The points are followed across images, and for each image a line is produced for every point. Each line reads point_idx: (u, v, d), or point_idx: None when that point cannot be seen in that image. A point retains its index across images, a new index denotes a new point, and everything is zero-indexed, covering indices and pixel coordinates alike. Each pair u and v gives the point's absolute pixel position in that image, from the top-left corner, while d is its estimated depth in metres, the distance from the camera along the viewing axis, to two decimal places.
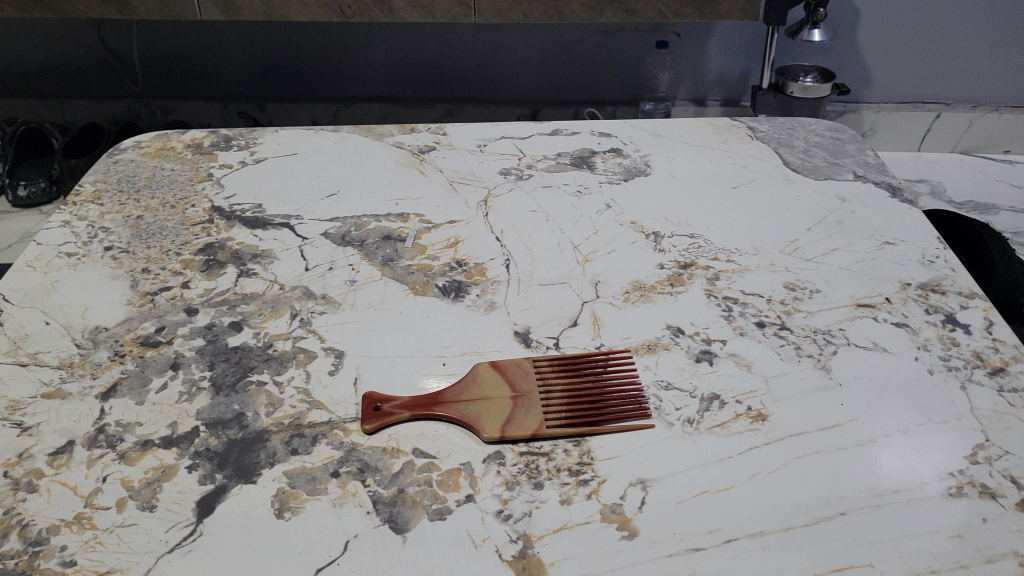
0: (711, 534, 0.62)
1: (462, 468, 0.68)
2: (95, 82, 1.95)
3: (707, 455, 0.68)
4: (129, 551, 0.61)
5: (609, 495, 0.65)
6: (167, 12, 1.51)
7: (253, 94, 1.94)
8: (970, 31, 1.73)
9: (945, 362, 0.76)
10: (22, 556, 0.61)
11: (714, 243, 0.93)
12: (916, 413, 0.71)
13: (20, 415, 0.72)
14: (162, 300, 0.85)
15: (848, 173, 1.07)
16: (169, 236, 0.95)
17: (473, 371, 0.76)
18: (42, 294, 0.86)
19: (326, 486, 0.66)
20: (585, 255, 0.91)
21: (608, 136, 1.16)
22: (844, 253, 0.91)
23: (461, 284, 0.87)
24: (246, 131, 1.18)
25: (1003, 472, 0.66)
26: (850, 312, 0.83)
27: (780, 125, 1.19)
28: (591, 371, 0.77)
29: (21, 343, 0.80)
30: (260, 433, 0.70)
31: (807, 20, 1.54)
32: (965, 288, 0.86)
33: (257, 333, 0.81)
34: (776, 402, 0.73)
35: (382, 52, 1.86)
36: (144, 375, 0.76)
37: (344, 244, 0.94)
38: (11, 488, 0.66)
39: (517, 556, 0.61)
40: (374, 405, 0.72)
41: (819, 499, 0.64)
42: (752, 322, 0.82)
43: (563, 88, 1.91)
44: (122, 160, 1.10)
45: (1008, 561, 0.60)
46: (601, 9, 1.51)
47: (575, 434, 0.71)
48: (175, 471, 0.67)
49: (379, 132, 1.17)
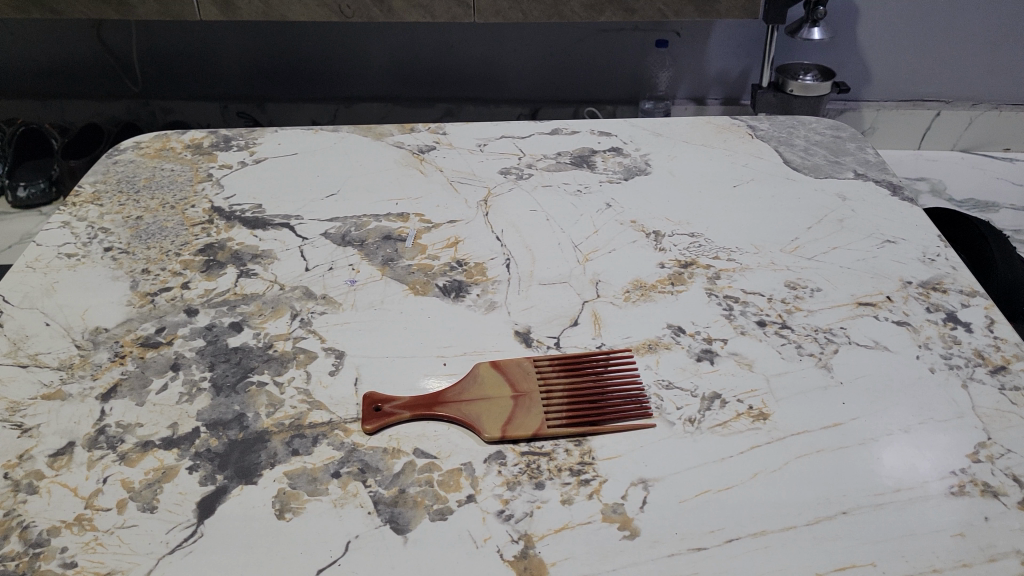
0: (713, 534, 0.62)
1: (463, 468, 0.68)
2: (94, 82, 1.95)
3: (707, 454, 0.68)
4: (129, 552, 0.61)
5: (610, 494, 0.65)
6: (166, 12, 1.51)
7: (253, 93, 1.94)
8: (970, 29, 1.73)
9: (946, 361, 0.76)
10: (22, 558, 0.61)
11: (714, 242, 0.93)
12: (918, 412, 0.71)
13: (20, 416, 0.72)
14: (162, 301, 0.85)
15: (848, 171, 1.06)
16: (169, 237, 0.95)
17: (474, 371, 0.76)
18: (42, 295, 0.86)
19: (326, 486, 0.66)
20: (586, 255, 0.91)
21: (608, 135, 1.16)
22: (845, 252, 0.91)
23: (461, 284, 0.87)
24: (246, 130, 1.18)
25: (1006, 470, 0.66)
26: (851, 311, 0.83)
27: (780, 124, 1.19)
28: (592, 371, 0.76)
29: (22, 344, 0.80)
30: (260, 434, 0.70)
31: (807, 19, 1.54)
32: (966, 286, 0.86)
33: (257, 334, 0.81)
34: (777, 401, 0.73)
35: (381, 53, 1.86)
36: (144, 376, 0.76)
37: (344, 244, 0.93)
38: (11, 489, 0.66)
39: (518, 556, 0.61)
40: (375, 405, 0.72)
41: (821, 499, 0.64)
42: (753, 322, 0.82)
43: (563, 88, 1.91)
44: (121, 160, 1.10)
45: (1010, 560, 0.60)
46: (600, 8, 1.51)
47: (576, 433, 0.71)
48: (175, 472, 0.67)
49: (378, 132, 1.17)
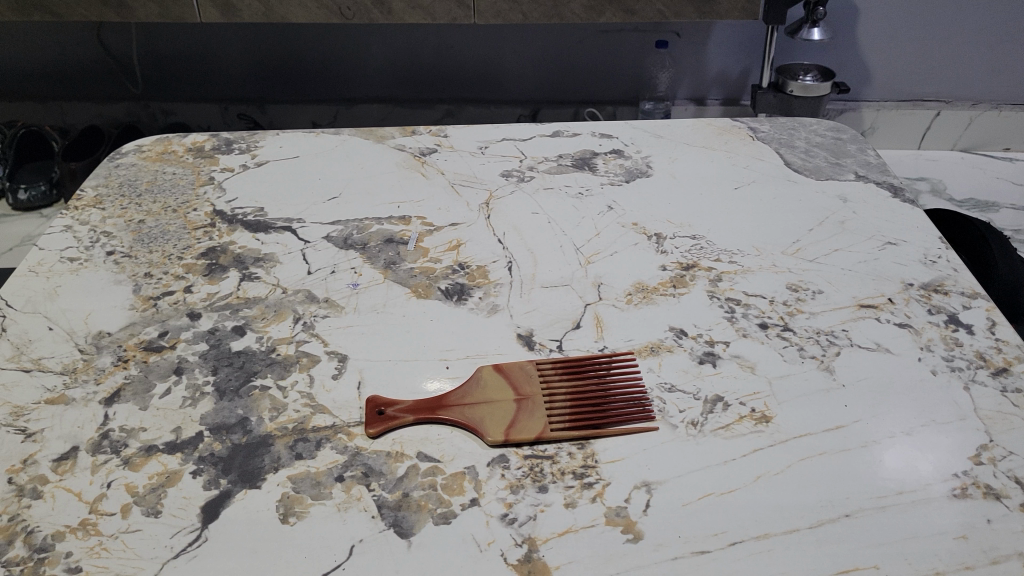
0: (716, 537, 0.62)
1: (467, 471, 0.68)
2: (95, 84, 1.95)
3: (710, 457, 0.68)
4: (133, 557, 0.61)
5: (613, 497, 0.65)
6: (167, 14, 1.51)
7: (254, 95, 1.94)
8: (970, 27, 1.73)
9: (948, 363, 0.76)
10: (27, 563, 0.61)
11: (716, 244, 0.93)
12: (920, 414, 0.72)
13: (24, 421, 0.72)
14: (165, 304, 0.85)
15: (849, 173, 1.07)
16: (171, 240, 0.95)
17: (476, 375, 0.76)
18: (44, 300, 0.86)
19: (330, 490, 0.66)
20: (587, 257, 0.92)
21: (609, 137, 1.16)
22: (847, 254, 0.91)
23: (463, 287, 0.87)
24: (246, 134, 1.18)
25: (1008, 472, 0.66)
26: (852, 313, 0.83)
27: (780, 125, 1.19)
28: (594, 374, 0.76)
29: (24, 349, 0.80)
30: (264, 438, 0.70)
31: (807, 19, 1.54)
32: (968, 288, 0.86)
33: (260, 337, 0.81)
34: (779, 403, 0.73)
35: (381, 53, 1.86)
36: (147, 380, 0.76)
37: (346, 247, 0.94)
38: (15, 494, 0.66)
39: (522, 560, 0.61)
40: (377, 409, 0.72)
41: (825, 501, 0.64)
42: (755, 324, 0.82)
43: (563, 88, 1.91)
44: (123, 164, 1.10)
45: (1013, 562, 0.60)
46: (601, 9, 1.51)
47: (579, 437, 0.71)
48: (179, 477, 0.67)
49: (379, 134, 1.17)
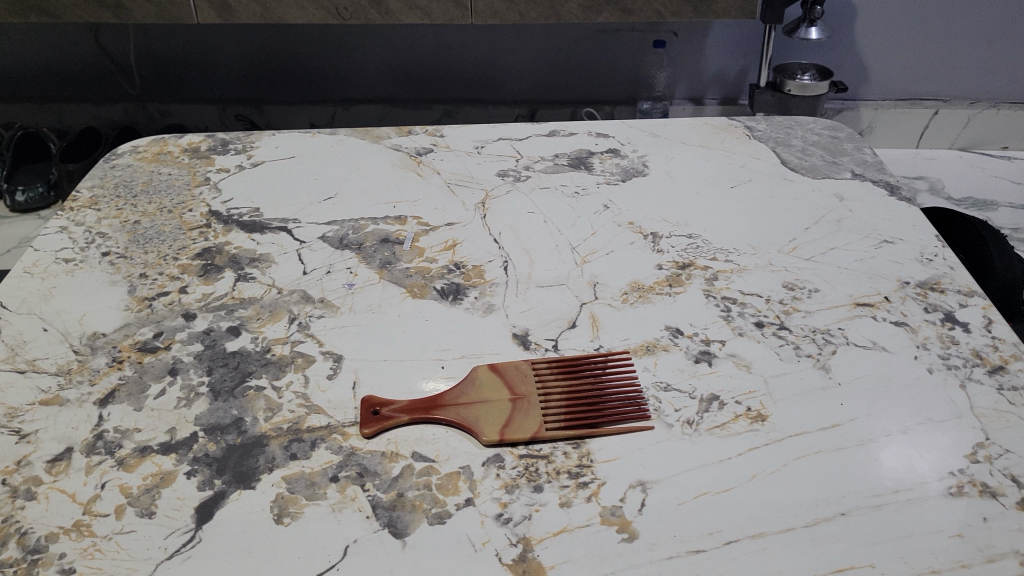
0: (712, 536, 0.62)
1: (462, 471, 0.68)
2: (93, 85, 1.94)
3: (706, 455, 0.68)
4: (127, 558, 0.61)
5: (608, 497, 0.65)
6: (163, 15, 1.51)
7: (252, 95, 1.94)
8: (968, 26, 1.73)
9: (944, 361, 0.76)
10: (21, 564, 0.61)
11: (712, 243, 0.93)
12: (916, 412, 0.71)
13: (18, 422, 0.72)
14: (160, 305, 0.85)
15: (846, 172, 1.06)
16: (166, 241, 0.95)
17: (472, 374, 0.76)
18: (40, 301, 0.86)
19: (325, 491, 0.66)
20: (584, 256, 0.91)
21: (606, 136, 1.16)
22: (842, 253, 0.91)
23: (458, 287, 0.87)
24: (243, 134, 1.18)
25: (1004, 470, 0.66)
26: (848, 311, 0.83)
27: (778, 124, 1.19)
28: (589, 373, 0.76)
29: (19, 350, 0.80)
30: (258, 438, 0.70)
31: (805, 18, 1.54)
32: (964, 286, 0.86)
33: (255, 338, 0.81)
34: (776, 402, 0.73)
35: (379, 53, 1.86)
36: (143, 380, 0.76)
37: (342, 247, 0.93)
38: (9, 495, 0.66)
39: (517, 560, 0.61)
40: (372, 409, 0.72)
41: (820, 500, 0.64)
42: (751, 322, 0.82)
43: (561, 88, 1.91)
44: (118, 164, 1.10)
45: (1008, 560, 0.60)
46: (598, 9, 1.51)
47: (574, 436, 0.71)
48: (173, 478, 0.67)
49: (376, 134, 1.17)
